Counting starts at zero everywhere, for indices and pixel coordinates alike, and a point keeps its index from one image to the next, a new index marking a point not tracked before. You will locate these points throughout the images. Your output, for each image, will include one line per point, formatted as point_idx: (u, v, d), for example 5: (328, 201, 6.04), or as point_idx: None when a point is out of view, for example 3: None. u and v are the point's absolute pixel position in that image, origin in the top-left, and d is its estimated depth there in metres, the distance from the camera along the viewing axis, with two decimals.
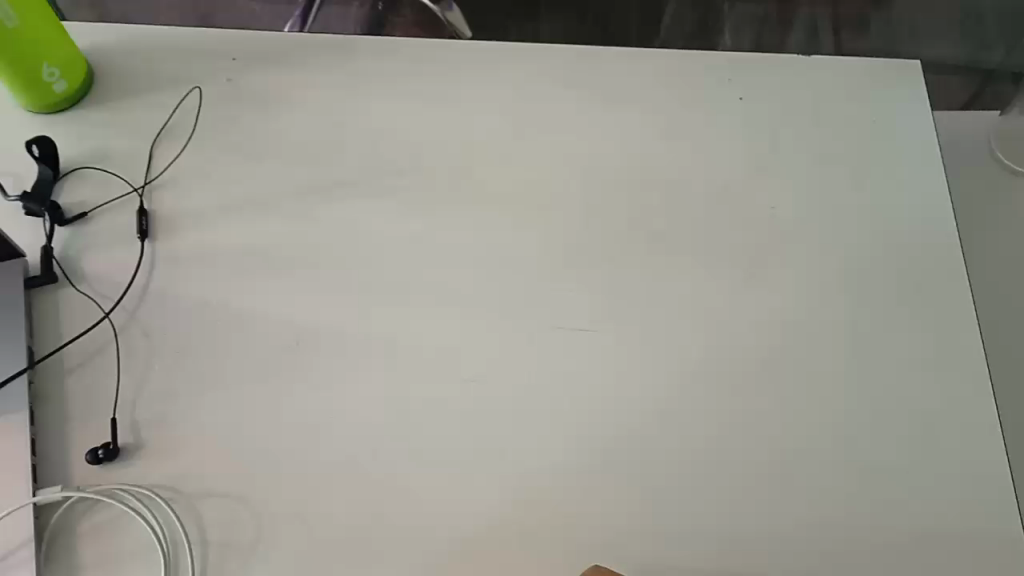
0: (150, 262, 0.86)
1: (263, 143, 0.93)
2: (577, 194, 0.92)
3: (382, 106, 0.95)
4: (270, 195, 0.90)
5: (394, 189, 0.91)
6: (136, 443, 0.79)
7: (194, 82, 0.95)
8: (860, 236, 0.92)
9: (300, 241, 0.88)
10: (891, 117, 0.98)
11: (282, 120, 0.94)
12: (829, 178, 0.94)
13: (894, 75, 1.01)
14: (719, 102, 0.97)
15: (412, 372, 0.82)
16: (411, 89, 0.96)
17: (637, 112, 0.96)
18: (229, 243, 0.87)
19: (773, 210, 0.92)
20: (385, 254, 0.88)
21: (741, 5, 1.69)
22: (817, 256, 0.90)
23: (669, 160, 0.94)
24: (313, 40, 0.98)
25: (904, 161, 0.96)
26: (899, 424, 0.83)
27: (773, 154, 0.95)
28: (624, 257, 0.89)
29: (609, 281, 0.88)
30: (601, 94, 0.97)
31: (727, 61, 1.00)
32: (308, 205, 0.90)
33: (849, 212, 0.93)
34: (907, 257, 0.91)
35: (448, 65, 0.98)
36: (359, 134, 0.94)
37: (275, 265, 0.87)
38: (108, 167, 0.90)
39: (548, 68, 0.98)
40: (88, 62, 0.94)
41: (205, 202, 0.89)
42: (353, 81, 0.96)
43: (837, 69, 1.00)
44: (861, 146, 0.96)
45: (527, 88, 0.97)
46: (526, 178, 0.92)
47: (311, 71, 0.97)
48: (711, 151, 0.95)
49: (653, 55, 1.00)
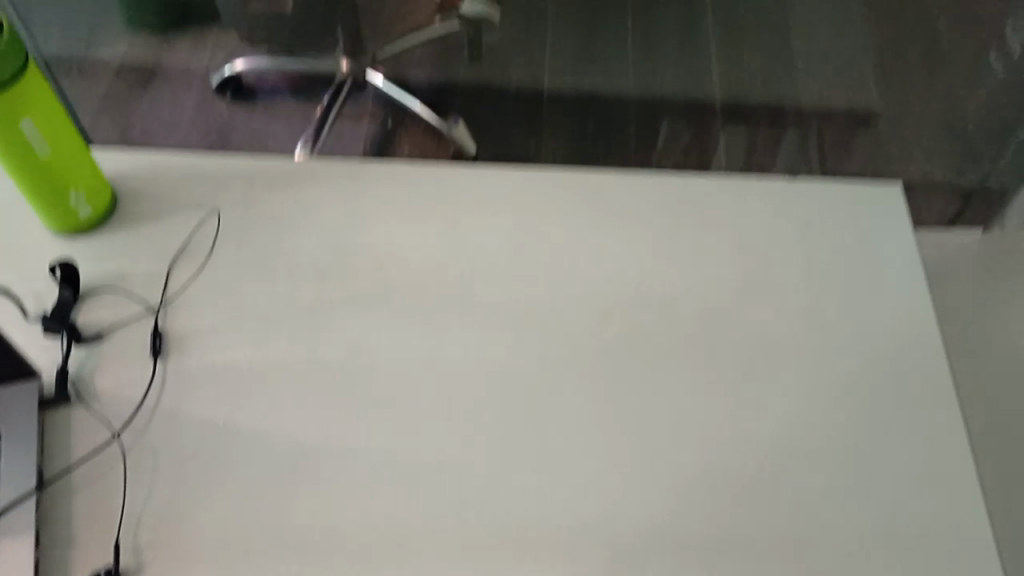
0: (162, 379, 0.89)
1: (273, 263, 0.97)
2: (573, 310, 0.95)
3: (387, 227, 1.00)
4: (277, 313, 0.93)
5: (396, 306, 0.94)
6: (137, 565, 0.79)
7: (212, 204, 1.00)
8: (850, 349, 0.94)
9: (304, 358, 0.91)
10: (876, 234, 1.02)
11: (292, 241, 0.98)
12: (818, 293, 0.97)
13: (875, 197, 1.05)
14: (709, 220, 1.02)
15: (410, 489, 0.83)
16: (415, 210, 1.01)
17: (630, 231, 1.01)
18: (237, 361, 0.90)
19: (764, 325, 0.95)
20: (386, 370, 0.90)
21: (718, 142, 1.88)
22: (808, 370, 0.92)
23: (659, 275, 0.98)
24: (325, 166, 1.04)
25: (891, 275, 0.99)
26: (892, 541, 0.83)
27: (762, 270, 0.99)
28: (620, 371, 0.91)
29: (605, 396, 0.89)
30: (594, 211, 1.02)
31: (715, 183, 1.05)
32: (312, 319, 0.93)
33: (838, 326, 0.95)
34: (899, 370, 0.93)
35: (451, 187, 1.03)
36: (365, 253, 0.98)
37: (280, 382, 0.89)
38: (126, 287, 0.95)
39: (545, 191, 1.03)
40: (114, 189, 1.00)
41: (216, 322, 0.93)
42: (361, 204, 1.01)
43: (822, 188, 1.05)
44: (847, 262, 1.00)
45: (526, 208, 1.02)
46: (525, 295, 0.95)
47: (321, 194, 1.02)
48: (702, 268, 0.98)
49: (645, 178, 1.05)
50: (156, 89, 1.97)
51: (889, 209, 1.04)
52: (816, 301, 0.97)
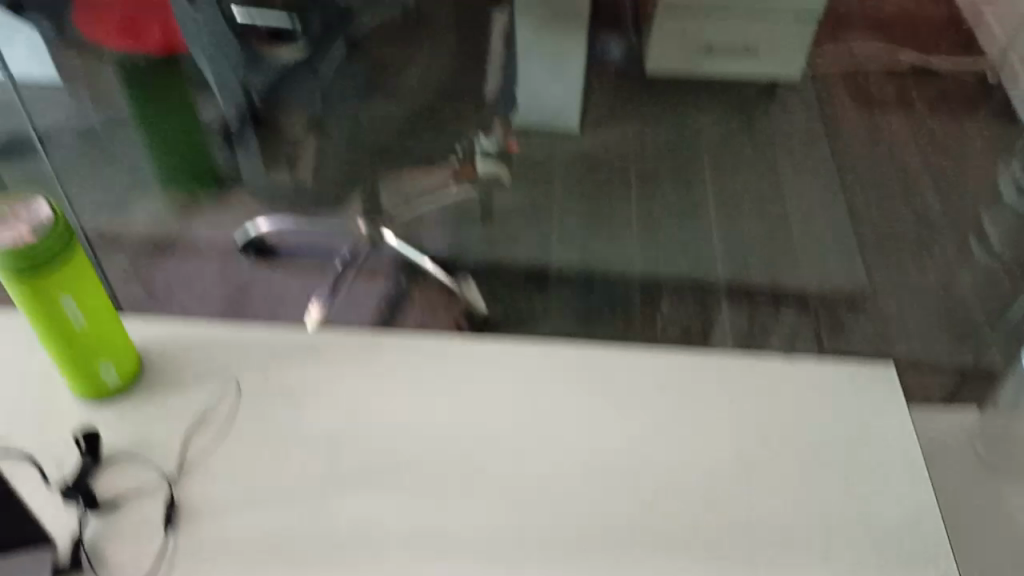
0: (175, 543, 1.00)
1: (290, 444, 1.10)
2: (572, 487, 1.08)
3: (402, 409, 1.14)
4: (294, 489, 1.05)
5: (404, 484, 1.07)
6: None
7: (234, 375, 1.16)
8: (815, 526, 1.07)
9: (316, 533, 1.02)
10: (847, 422, 1.17)
11: (309, 422, 1.12)
12: (788, 474, 1.11)
13: (859, 389, 1.21)
14: (700, 404, 1.18)
15: None
16: (431, 393, 1.16)
17: (631, 415, 1.16)
18: (249, 534, 1.01)
19: (741, 499, 1.08)
20: (389, 542, 1.01)
21: (720, 315, 1.98)
22: (778, 546, 1.05)
23: (646, 449, 1.12)
24: (359, 349, 1.20)
25: (858, 458, 1.13)
26: None
27: (744, 450, 1.13)
28: (605, 546, 1.03)
29: (590, 569, 1.01)
30: (595, 394, 1.18)
31: (709, 370, 1.21)
32: (326, 488, 1.06)
33: (808, 507, 1.08)
34: (857, 547, 1.05)
35: (462, 373, 1.19)
36: (378, 434, 1.11)
37: (293, 556, 1.00)
38: (144, 458, 1.06)
39: (554, 376, 1.19)
40: (137, 364, 1.14)
41: (227, 497, 1.04)
42: (384, 385, 1.17)
43: (801, 378, 1.22)
44: (814, 446, 1.15)
45: (534, 390, 1.17)
46: (527, 473, 1.09)
47: (346, 378, 1.17)
48: (691, 450, 1.13)
49: (649, 364, 1.22)
50: (180, 250, 2.07)
51: (869, 394, 1.21)
52: (782, 480, 1.11)
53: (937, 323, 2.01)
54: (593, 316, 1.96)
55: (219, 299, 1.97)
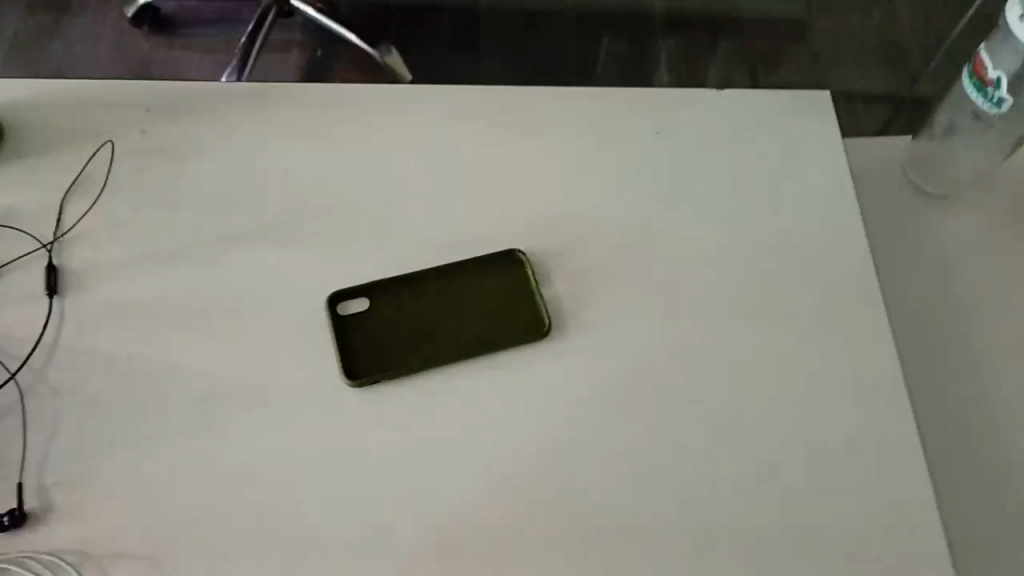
0: (60, 315, 0.68)
1: (120, 411, 0.64)
2: (381, 101, 0.80)
3: (261, 255, 0.72)
4: (184, 244, 0.72)
5: (261, 110, 0.79)
6: (46, 506, 0.61)
7: (107, 134, 0.76)
8: (740, 244, 0.75)
9: (226, 300, 0.70)
10: (801, 147, 0.80)
11: (126, 424, 0.64)
12: (749, 216, 0.76)
13: (802, 104, 0.83)
14: (674, 203, 0.76)
15: (313, 232, 0.73)
16: (299, 236, 0.73)
17: (492, 164, 0.77)
18: (110, 346, 0.67)
19: (694, 238, 0.74)
20: (299, 192, 0.75)
21: (723, 43, 1.42)
22: (673, 140, 0.80)
23: (473, 126, 0.79)
24: (159, 245, 0.72)
25: (802, 157, 0.80)
26: (872, 408, 0.68)
27: (683, 199, 0.77)
28: (451, 102, 0.81)
29: (477, 126, 0.79)
30: (495, 131, 0.79)
31: (638, 99, 0.82)
32: (214, 205, 0.74)
33: (748, 217, 0.76)
34: (806, 256, 0.74)
35: (229, 96, 0.80)
36: (201, 201, 0.74)
37: (207, 519, 0.61)
38: (15, 223, 0.72)
39: (411, 98, 0.81)
40: None
41: (89, 513, 0.61)
42: (197, 251, 0.72)
43: (747, 104, 0.82)
44: (759, 163, 0.79)
45: (321, 117, 0.79)
46: (350, 135, 0.78)
47: (168, 297, 0.69)
48: (617, 200, 0.76)
49: (542, 103, 0.81)
50: (63, 22, 1.38)
51: (819, 115, 0.82)
52: (740, 246, 0.74)
53: (865, 47, 1.42)
54: (527, 45, 1.40)
55: (116, 61, 1.36)
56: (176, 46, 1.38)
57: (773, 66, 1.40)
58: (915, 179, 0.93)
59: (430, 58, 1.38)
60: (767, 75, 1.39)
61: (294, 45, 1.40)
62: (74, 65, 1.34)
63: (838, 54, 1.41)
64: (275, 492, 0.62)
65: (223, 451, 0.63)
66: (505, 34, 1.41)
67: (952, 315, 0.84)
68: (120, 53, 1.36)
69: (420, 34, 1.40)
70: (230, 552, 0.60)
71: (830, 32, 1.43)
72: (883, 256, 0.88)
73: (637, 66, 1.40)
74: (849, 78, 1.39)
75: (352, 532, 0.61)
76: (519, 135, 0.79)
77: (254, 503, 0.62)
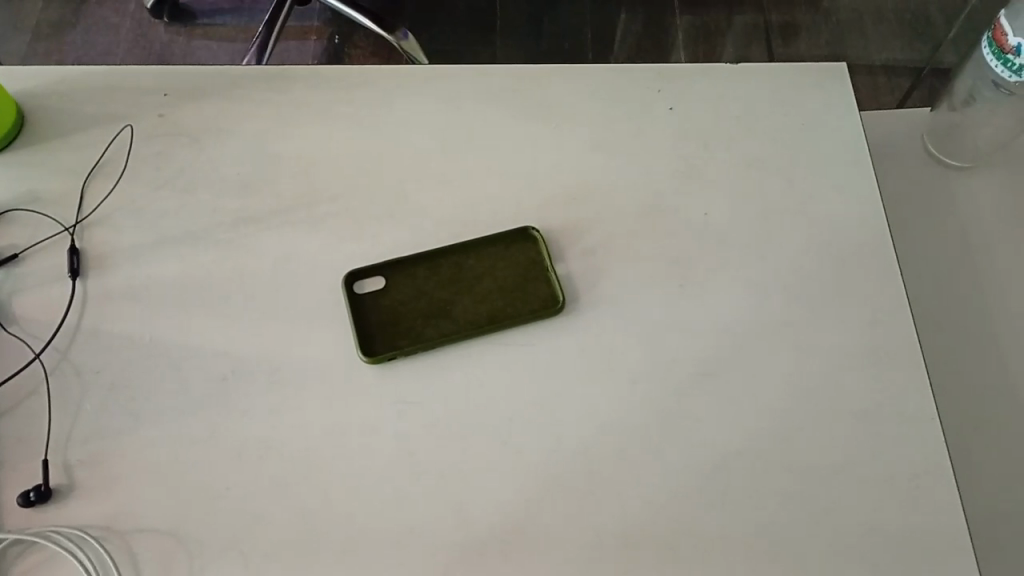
0: (82, 297, 0.69)
1: (141, 389, 0.66)
2: (394, 81, 0.81)
3: (277, 236, 0.72)
4: (201, 225, 0.73)
5: (275, 92, 0.80)
6: (71, 483, 0.62)
7: (126, 118, 0.77)
8: (755, 219, 0.74)
9: (244, 280, 0.70)
10: (816, 120, 0.79)
11: (148, 403, 0.65)
12: (764, 191, 0.75)
13: (818, 77, 0.82)
14: (688, 178, 0.76)
15: (328, 212, 0.74)
16: (314, 216, 0.73)
17: (505, 142, 0.77)
18: (131, 327, 0.68)
19: (708, 213, 0.74)
20: (313, 173, 0.76)
21: (740, 17, 1.41)
22: (687, 115, 0.79)
23: (485, 105, 0.79)
24: (177, 227, 0.73)
25: (818, 130, 0.79)
26: (890, 380, 0.67)
27: (697, 174, 0.76)
28: (464, 80, 0.81)
29: (491, 105, 0.79)
30: (508, 109, 0.79)
31: (652, 74, 0.81)
32: (230, 187, 0.75)
33: (762, 191, 0.75)
34: (822, 230, 0.74)
35: (243, 78, 0.80)
36: (218, 184, 0.75)
37: (228, 495, 0.62)
38: (37, 208, 0.73)
39: (424, 77, 0.81)
40: (19, 107, 0.76)
41: (114, 489, 0.62)
42: (214, 232, 0.73)
43: (762, 77, 0.82)
44: (774, 137, 0.78)
45: (334, 97, 0.79)
46: (363, 116, 0.79)
47: (186, 278, 0.70)
48: (630, 177, 0.76)
49: (555, 81, 0.81)
50: (83, 13, 1.39)
51: (836, 89, 0.81)
52: (755, 220, 0.74)
53: (885, 19, 1.40)
54: (542, 25, 1.40)
55: (136, 49, 1.37)
56: (195, 36, 1.39)
57: (789, 41, 1.39)
58: (932, 153, 0.92)
59: (444, 42, 1.38)
60: (784, 51, 1.38)
61: (311, 32, 1.41)
62: (94, 56, 1.36)
63: (857, 27, 1.39)
64: (293, 468, 0.63)
65: (243, 428, 0.64)
66: (519, 16, 1.41)
67: (972, 288, 0.83)
68: (139, 43, 1.37)
69: (435, 18, 1.40)
70: (250, 527, 0.61)
71: (849, 4, 1.41)
72: (901, 229, 0.87)
73: (653, 45, 1.39)
74: (869, 51, 1.37)
75: (369, 507, 0.62)
76: (532, 113, 0.79)
77: (273, 478, 0.63)
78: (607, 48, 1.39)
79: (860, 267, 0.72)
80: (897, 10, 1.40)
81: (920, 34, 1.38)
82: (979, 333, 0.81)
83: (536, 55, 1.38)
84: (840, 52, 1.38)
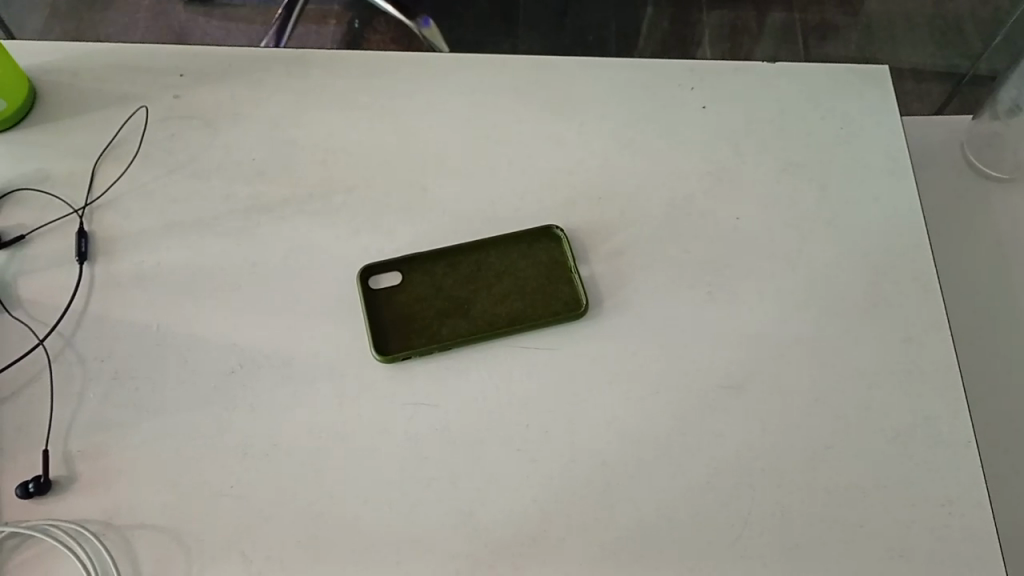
0: (89, 282, 0.67)
1: (145, 382, 0.63)
2: (419, 70, 0.78)
3: (290, 227, 0.70)
4: (213, 213, 0.70)
5: (296, 77, 0.77)
6: (71, 475, 0.60)
7: (141, 99, 0.75)
8: (786, 226, 0.71)
9: (256, 271, 0.68)
10: (854, 123, 0.76)
11: (153, 397, 0.63)
12: (797, 197, 0.73)
13: (859, 80, 0.78)
14: (719, 182, 0.73)
15: (345, 205, 0.71)
16: (330, 209, 0.71)
17: (531, 138, 0.75)
18: (137, 316, 0.66)
19: (740, 220, 0.71)
20: (331, 163, 0.73)
21: (770, 15, 1.38)
22: (720, 115, 0.76)
23: (511, 97, 0.77)
24: (189, 214, 0.70)
25: (855, 134, 0.76)
26: (924, 403, 0.65)
27: (728, 176, 0.73)
28: (491, 71, 0.78)
29: (516, 98, 0.77)
30: (533, 104, 0.77)
31: (685, 69, 0.79)
32: (244, 177, 0.72)
33: (795, 196, 0.73)
34: (857, 240, 0.71)
35: (262, 61, 0.78)
36: (234, 171, 0.72)
37: (230, 495, 0.60)
38: (45, 188, 0.71)
39: (449, 66, 0.78)
40: (32, 84, 0.74)
41: (113, 485, 0.60)
42: (227, 219, 0.70)
43: (799, 75, 0.79)
44: (809, 139, 0.75)
45: (355, 85, 0.77)
46: (386, 105, 0.76)
47: (197, 266, 0.68)
48: (658, 179, 0.73)
49: (585, 76, 0.78)
50: None
51: (877, 94, 0.78)
52: (789, 229, 0.71)
53: (920, 21, 1.36)
54: (566, 17, 1.37)
55: (153, 27, 1.35)
56: (214, 18, 1.36)
57: (821, 42, 1.36)
58: (971, 166, 0.89)
59: (465, 32, 1.35)
60: (814, 51, 1.35)
61: (330, 17, 1.38)
62: (112, 33, 1.33)
63: (891, 29, 1.36)
64: (300, 469, 0.61)
65: (251, 424, 0.62)
66: (544, 6, 1.37)
67: (1008, 308, 0.80)
68: (156, 23, 1.35)
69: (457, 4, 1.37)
70: (253, 527, 0.59)
71: (882, 6, 1.38)
72: (936, 242, 0.84)
73: (679, 42, 1.36)
74: (903, 54, 1.34)
75: (377, 512, 0.60)
76: (560, 108, 0.76)
77: (280, 479, 0.61)
78: (632, 41, 1.36)
79: (895, 280, 0.69)
80: (931, 14, 1.36)
81: (954, 38, 1.34)
82: (1014, 353, 0.78)
83: (560, 47, 1.35)
84: (873, 55, 1.34)
